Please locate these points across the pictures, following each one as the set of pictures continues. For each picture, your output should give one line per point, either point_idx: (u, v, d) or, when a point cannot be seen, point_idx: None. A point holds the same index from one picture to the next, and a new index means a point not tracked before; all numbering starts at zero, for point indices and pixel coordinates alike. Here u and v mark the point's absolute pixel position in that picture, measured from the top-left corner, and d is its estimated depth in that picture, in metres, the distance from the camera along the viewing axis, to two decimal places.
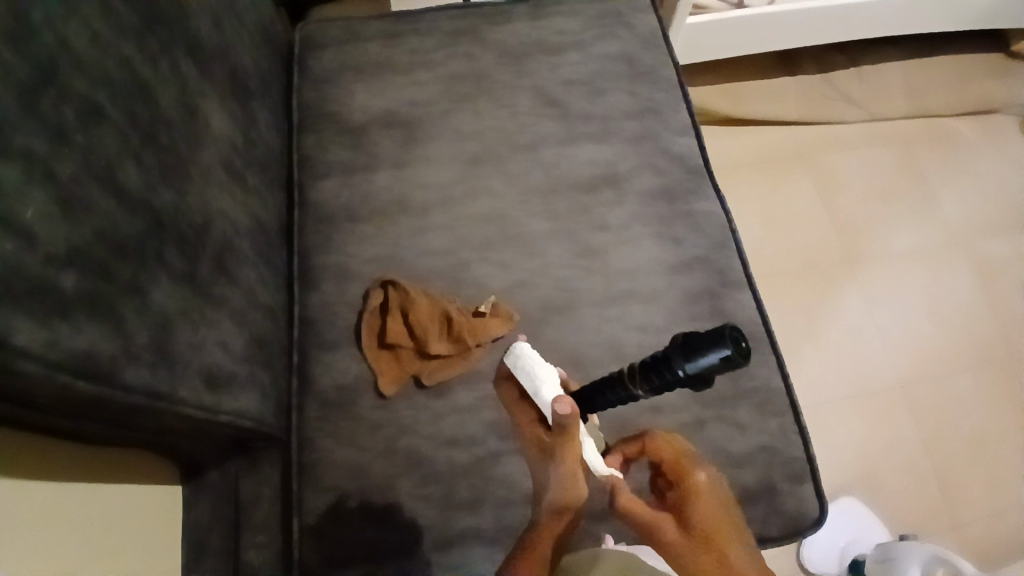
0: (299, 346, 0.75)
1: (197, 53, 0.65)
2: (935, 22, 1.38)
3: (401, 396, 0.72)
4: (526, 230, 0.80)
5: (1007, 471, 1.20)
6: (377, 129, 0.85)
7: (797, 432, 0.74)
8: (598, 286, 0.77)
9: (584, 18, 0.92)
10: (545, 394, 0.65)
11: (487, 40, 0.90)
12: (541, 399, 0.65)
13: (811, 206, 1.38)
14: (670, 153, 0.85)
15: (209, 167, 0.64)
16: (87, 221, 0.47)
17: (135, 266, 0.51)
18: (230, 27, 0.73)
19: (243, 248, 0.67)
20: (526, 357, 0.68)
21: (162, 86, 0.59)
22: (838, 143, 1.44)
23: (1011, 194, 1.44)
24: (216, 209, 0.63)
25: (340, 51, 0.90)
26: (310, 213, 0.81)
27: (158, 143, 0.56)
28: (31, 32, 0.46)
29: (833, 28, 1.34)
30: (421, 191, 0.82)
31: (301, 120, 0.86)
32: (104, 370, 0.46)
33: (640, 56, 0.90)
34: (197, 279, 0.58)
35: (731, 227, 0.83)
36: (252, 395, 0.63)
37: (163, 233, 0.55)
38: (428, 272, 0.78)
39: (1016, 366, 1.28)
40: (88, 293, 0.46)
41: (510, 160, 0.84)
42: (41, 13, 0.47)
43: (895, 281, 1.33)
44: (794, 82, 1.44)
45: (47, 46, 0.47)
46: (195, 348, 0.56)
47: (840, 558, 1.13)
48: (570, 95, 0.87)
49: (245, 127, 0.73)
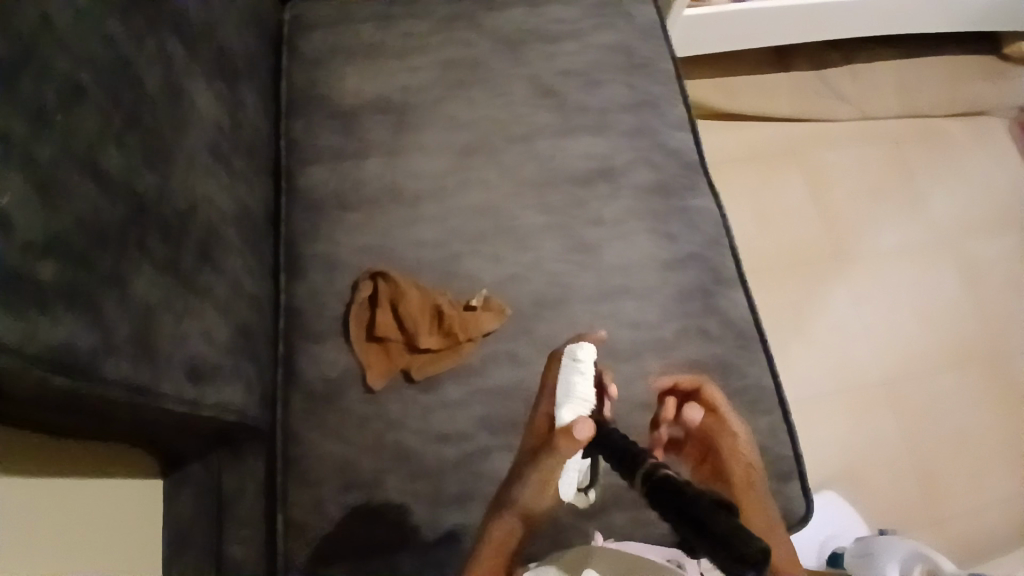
0: (285, 337, 0.73)
1: (183, 32, 0.63)
2: (930, 20, 1.38)
3: (391, 391, 0.70)
4: (520, 222, 0.79)
5: (985, 468, 1.23)
6: (369, 115, 0.83)
7: (786, 431, 0.74)
8: (591, 282, 0.77)
9: (582, 7, 0.90)
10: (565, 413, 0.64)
11: (483, 26, 0.88)
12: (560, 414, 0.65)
13: (801, 203, 1.38)
14: (666, 148, 0.84)
15: (195, 151, 0.61)
16: (67, 207, 0.45)
17: (116, 254, 0.48)
18: (217, 5, 0.71)
19: (228, 236, 0.65)
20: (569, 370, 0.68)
21: (146, 65, 0.56)
22: (830, 141, 1.45)
23: (996, 195, 1.45)
24: (201, 195, 0.61)
25: (331, 33, 0.87)
26: (298, 199, 0.79)
27: (141, 125, 0.54)
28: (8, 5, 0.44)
29: (827, 25, 1.34)
30: (412, 180, 0.80)
31: (290, 103, 0.84)
32: (84, 364, 0.44)
33: (638, 47, 0.89)
34: (181, 267, 0.56)
35: (725, 224, 0.83)
36: (237, 387, 0.61)
37: (146, 219, 0.52)
38: (419, 263, 0.76)
39: (996, 365, 1.30)
40: (68, 283, 0.44)
41: (504, 151, 0.82)
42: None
43: (883, 280, 1.34)
44: (787, 78, 1.44)
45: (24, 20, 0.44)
46: (179, 340, 0.54)
47: (819, 549, 1.14)
48: (566, 86, 0.86)
49: (232, 108, 0.71)
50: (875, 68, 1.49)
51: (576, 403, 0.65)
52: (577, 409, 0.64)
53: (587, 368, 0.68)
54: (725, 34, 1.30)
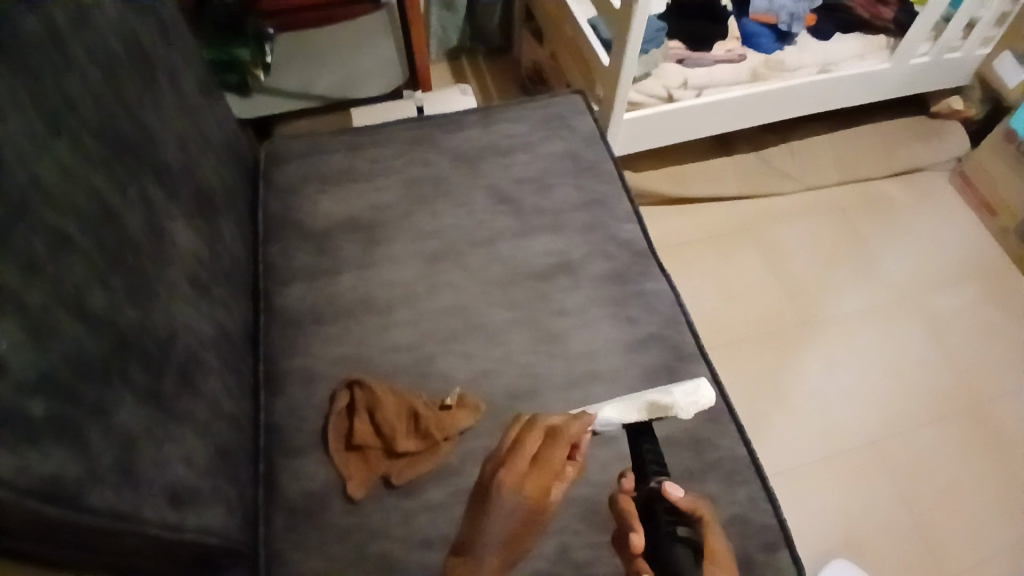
0: (266, 454, 0.75)
1: (165, 178, 0.69)
2: (844, 97, 1.54)
3: (372, 499, 0.71)
4: (487, 319, 0.83)
5: (988, 521, 1.21)
6: (340, 234, 0.89)
7: (766, 498, 0.75)
8: (560, 370, 0.80)
9: (530, 122, 1.00)
10: (608, 414, 0.75)
11: (442, 147, 0.97)
12: (615, 411, 0.76)
13: (762, 277, 1.45)
14: (617, 239, 0.91)
15: (175, 283, 0.66)
16: (55, 347, 0.49)
17: (100, 386, 0.52)
18: (197, 151, 0.78)
19: (207, 359, 0.68)
20: (679, 397, 0.77)
21: (130, 211, 0.62)
22: (780, 215, 1.54)
23: (943, 250, 1.53)
24: (181, 322, 0.65)
25: (303, 164, 0.95)
26: (276, 318, 0.83)
27: (125, 265, 0.59)
28: (5, 170, 0.49)
29: (755, 114, 1.48)
30: (384, 289, 0.85)
31: (267, 230, 0.90)
32: (70, 492, 0.46)
33: (583, 154, 0.98)
34: (161, 394, 0.59)
35: (681, 304, 0.88)
36: (217, 509, 0.62)
37: (128, 351, 0.56)
38: (394, 368, 0.79)
39: (976, 414, 1.32)
40: (56, 418, 0.47)
41: (468, 256, 0.88)
42: (12, 152, 0.50)
43: (852, 341, 1.39)
44: (730, 163, 1.57)
45: (21, 183, 0.50)
46: (159, 465, 0.56)
47: None
48: (521, 192, 0.94)
49: (211, 241, 0.76)
50: (809, 147, 1.62)
51: (636, 403, 0.76)
52: (623, 408, 0.76)
53: (685, 400, 0.77)
54: (667, 131, 1.43)
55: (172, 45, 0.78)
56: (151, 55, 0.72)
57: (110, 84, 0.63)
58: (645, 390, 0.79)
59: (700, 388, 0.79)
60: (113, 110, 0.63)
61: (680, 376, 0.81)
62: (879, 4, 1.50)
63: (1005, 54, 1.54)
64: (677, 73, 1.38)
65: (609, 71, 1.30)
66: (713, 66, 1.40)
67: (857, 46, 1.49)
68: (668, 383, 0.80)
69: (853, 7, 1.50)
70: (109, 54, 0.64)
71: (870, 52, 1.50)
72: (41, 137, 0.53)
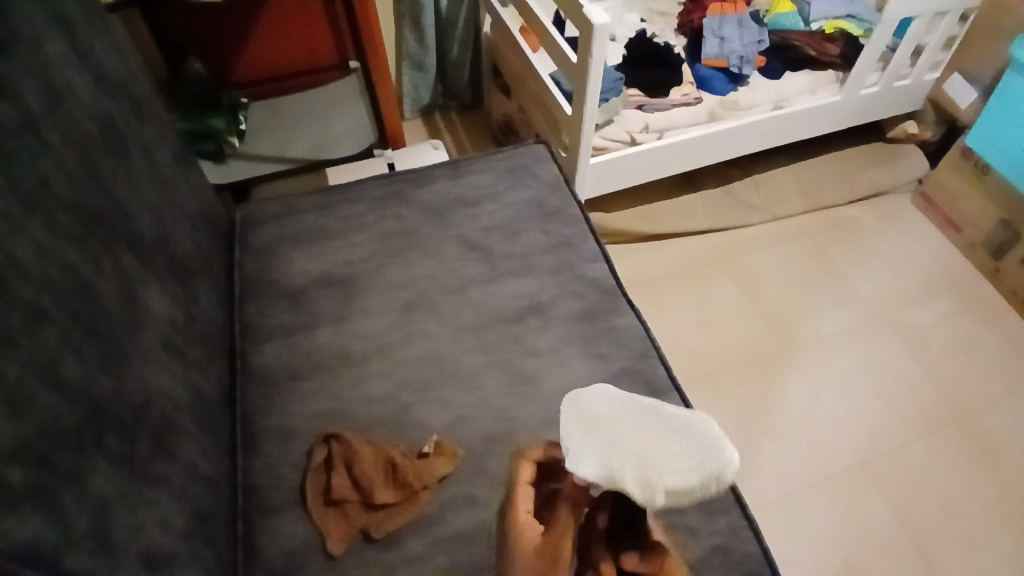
0: (244, 515, 0.74)
1: (139, 247, 0.71)
2: (800, 129, 1.61)
3: (352, 554, 0.71)
4: (463, 364, 0.85)
5: (984, 534, 1.21)
6: (315, 290, 0.91)
7: (747, 526, 0.76)
8: (536, 410, 0.81)
9: (496, 173, 1.05)
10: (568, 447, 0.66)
11: (412, 201, 1.01)
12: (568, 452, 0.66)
13: (738, 304, 1.49)
14: (586, 278, 0.94)
15: (149, 349, 0.67)
16: (30, 417, 0.50)
17: (75, 454, 0.52)
18: (170, 219, 0.81)
19: (183, 422, 0.69)
20: (668, 477, 0.60)
21: (103, 282, 0.63)
22: (751, 244, 1.59)
23: (912, 267, 1.58)
24: (156, 387, 0.66)
25: (278, 225, 0.99)
26: (252, 377, 0.84)
27: (99, 334, 0.60)
28: None
29: (717, 150, 1.54)
30: (360, 342, 0.86)
31: (242, 291, 0.92)
32: (46, 560, 0.46)
33: (548, 199, 1.02)
34: (136, 459, 0.59)
35: (651, 338, 0.90)
36: (195, 574, 0.62)
37: (103, 418, 0.57)
38: (371, 420, 0.80)
39: (961, 425, 1.34)
40: (30, 486, 0.47)
41: (441, 303, 0.90)
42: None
43: (832, 361, 1.41)
44: (697, 198, 1.63)
45: None
46: (136, 531, 0.56)
47: None
48: (490, 239, 0.97)
49: (186, 305, 0.78)
50: (772, 178, 1.68)
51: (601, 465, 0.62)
52: (587, 464, 0.63)
53: (676, 480, 0.60)
54: (632, 172, 1.49)
55: (145, 121, 0.81)
56: (125, 132, 0.75)
57: (85, 162, 0.66)
58: (638, 461, 0.61)
59: (710, 473, 0.60)
60: (87, 186, 0.65)
61: (705, 437, 0.62)
62: (826, 41, 1.58)
63: (954, 75, 1.63)
64: (638, 118, 1.44)
65: (572, 120, 1.35)
66: (671, 109, 1.46)
67: (808, 81, 1.56)
68: (675, 454, 0.61)
69: (799, 45, 1.58)
70: (83, 135, 0.67)
71: (821, 86, 1.58)
72: (15, 217, 0.55)
